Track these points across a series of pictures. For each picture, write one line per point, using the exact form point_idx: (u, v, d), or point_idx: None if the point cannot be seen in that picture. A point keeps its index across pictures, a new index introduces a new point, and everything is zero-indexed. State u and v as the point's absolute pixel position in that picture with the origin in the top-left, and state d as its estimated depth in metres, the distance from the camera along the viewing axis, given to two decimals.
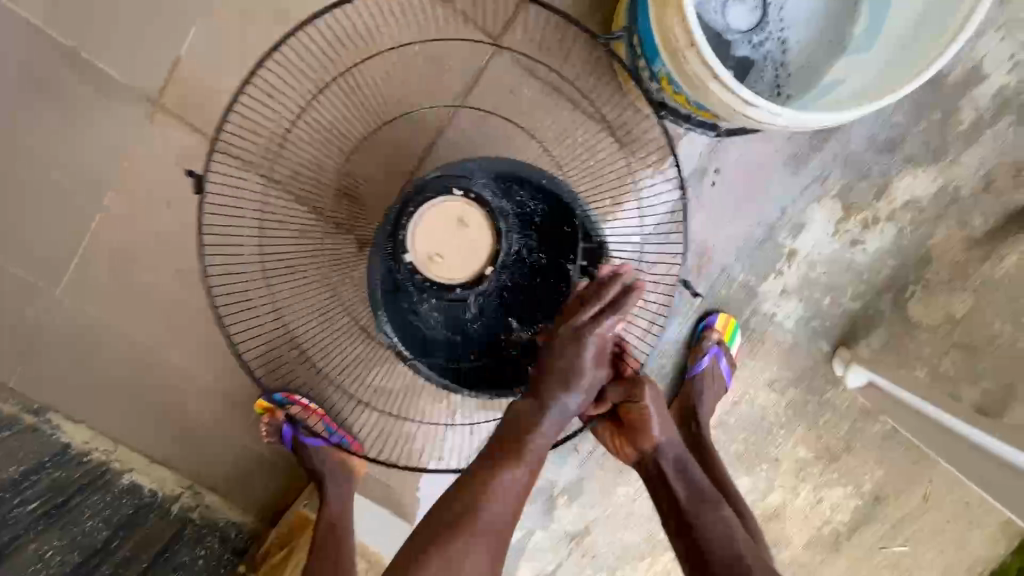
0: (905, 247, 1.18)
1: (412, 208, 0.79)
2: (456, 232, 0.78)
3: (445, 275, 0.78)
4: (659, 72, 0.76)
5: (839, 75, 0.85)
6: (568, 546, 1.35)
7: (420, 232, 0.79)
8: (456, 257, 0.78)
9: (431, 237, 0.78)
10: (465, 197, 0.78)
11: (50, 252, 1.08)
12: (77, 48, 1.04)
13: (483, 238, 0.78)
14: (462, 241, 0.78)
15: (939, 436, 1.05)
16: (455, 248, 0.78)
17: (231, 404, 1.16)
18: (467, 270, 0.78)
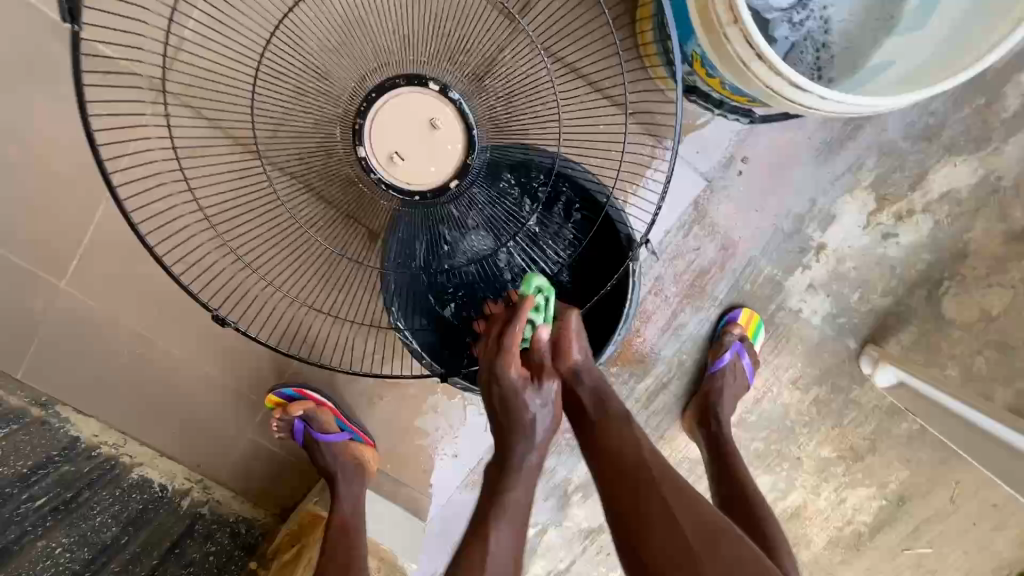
0: (940, 240, 1.12)
1: (375, 95, 0.79)
2: (422, 131, 0.80)
3: (402, 174, 0.80)
4: (691, 53, 0.71)
5: (887, 56, 0.79)
6: (581, 543, 1.32)
7: (382, 120, 0.79)
8: (417, 159, 0.80)
9: (394, 133, 0.79)
10: (434, 93, 0.79)
11: (56, 242, 1.06)
12: (77, 29, 1.00)
13: (448, 143, 0.80)
14: (427, 142, 0.80)
15: (971, 439, 1.00)
16: (417, 150, 0.80)
17: (241, 398, 1.14)
18: (430, 177, 0.80)
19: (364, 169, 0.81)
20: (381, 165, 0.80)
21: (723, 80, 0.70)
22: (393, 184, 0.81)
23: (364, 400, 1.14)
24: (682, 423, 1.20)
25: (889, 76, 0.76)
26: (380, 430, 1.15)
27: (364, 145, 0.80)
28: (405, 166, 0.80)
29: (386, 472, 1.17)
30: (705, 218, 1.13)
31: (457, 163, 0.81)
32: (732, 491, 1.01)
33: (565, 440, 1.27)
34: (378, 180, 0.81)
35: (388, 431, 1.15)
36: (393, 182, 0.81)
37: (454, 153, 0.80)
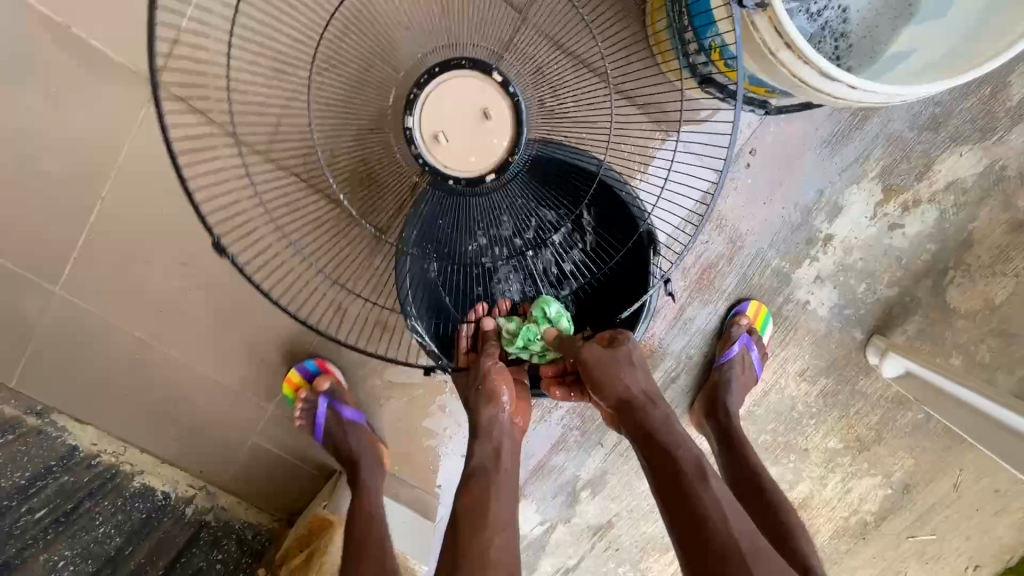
0: (945, 230, 1.12)
1: (436, 70, 0.78)
2: (474, 118, 0.78)
3: (441, 157, 0.79)
4: (710, 43, 0.72)
5: (905, 46, 0.78)
6: (591, 540, 1.32)
7: (435, 99, 0.78)
8: (461, 144, 0.78)
9: (445, 110, 0.78)
10: (495, 80, 0.77)
11: (48, 245, 1.02)
12: (66, 24, 0.96)
13: (495, 134, 0.78)
14: (475, 127, 0.78)
15: (977, 424, 1.00)
16: (461, 135, 0.78)
17: (243, 402, 1.10)
18: (464, 166, 0.78)
19: (405, 142, 0.79)
20: (421, 143, 0.79)
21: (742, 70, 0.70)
22: (431, 163, 0.79)
23: (371, 401, 1.12)
24: (691, 416, 1.20)
25: (911, 65, 0.75)
26: (388, 431, 1.13)
27: (411, 119, 0.79)
28: (444, 146, 0.78)
29: (394, 473, 1.15)
30: (712, 212, 1.12)
31: (501, 157, 0.78)
32: (743, 482, 1.01)
33: (573, 436, 1.26)
34: (417, 157, 0.79)
35: (396, 432, 1.13)
36: (428, 160, 0.79)
37: (499, 147, 0.78)
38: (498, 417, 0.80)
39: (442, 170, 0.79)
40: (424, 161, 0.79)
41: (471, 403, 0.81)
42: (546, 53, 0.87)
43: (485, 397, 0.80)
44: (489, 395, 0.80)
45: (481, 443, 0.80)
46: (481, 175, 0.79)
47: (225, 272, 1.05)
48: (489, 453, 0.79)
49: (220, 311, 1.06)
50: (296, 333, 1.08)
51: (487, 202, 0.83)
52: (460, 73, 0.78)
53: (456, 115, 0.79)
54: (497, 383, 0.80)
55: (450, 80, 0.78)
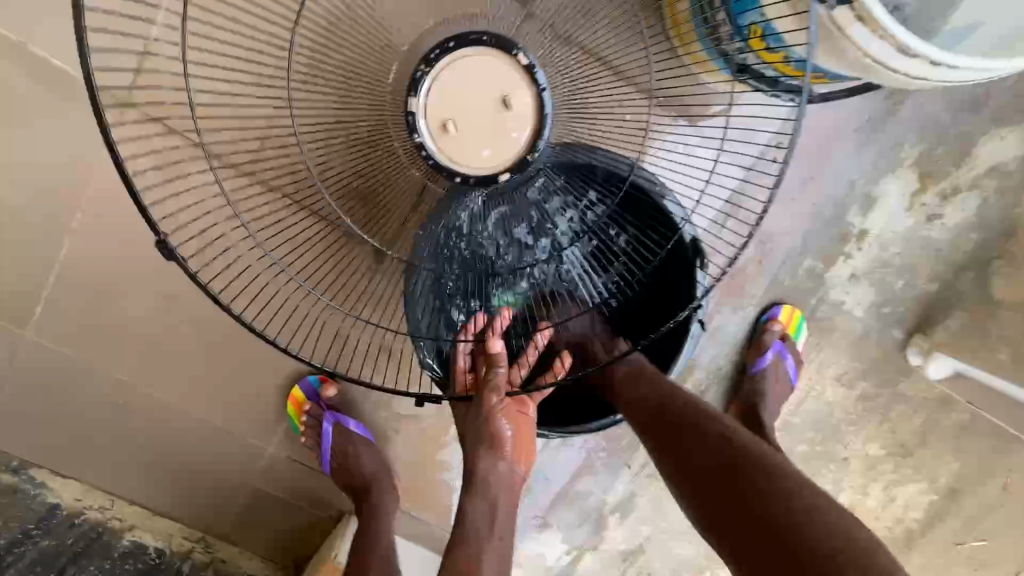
0: (988, 218, 1.05)
1: (450, 44, 0.66)
2: (489, 106, 0.67)
3: (448, 150, 0.68)
4: (749, 26, 0.65)
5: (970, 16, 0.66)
6: (621, 566, 1.23)
7: (446, 80, 0.67)
8: (472, 135, 0.67)
9: (456, 96, 0.67)
10: (514, 62, 0.66)
11: (17, 285, 0.93)
12: (23, 41, 0.86)
13: (513, 127, 0.67)
14: (489, 118, 0.67)
15: None
16: (470, 126, 0.67)
17: (240, 445, 1.01)
18: (475, 161, 0.67)
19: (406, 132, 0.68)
20: (426, 133, 0.67)
21: (789, 54, 0.64)
22: (435, 156, 0.68)
23: (380, 436, 1.03)
24: None
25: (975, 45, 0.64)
26: (399, 467, 1.04)
27: (415, 100, 0.67)
28: (450, 138, 0.67)
29: (408, 511, 1.06)
30: None
31: (518, 155, 0.68)
32: None
33: (599, 458, 1.17)
34: (420, 145, 0.68)
35: (408, 466, 1.04)
36: (436, 153, 0.68)
37: (518, 142, 0.67)
38: (499, 467, 0.75)
39: (449, 166, 0.68)
40: (429, 153, 0.68)
41: (470, 446, 0.75)
42: (567, 30, 0.74)
43: (488, 444, 0.74)
44: (491, 445, 0.74)
45: (476, 499, 0.74)
46: (495, 173, 0.68)
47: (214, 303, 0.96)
48: (484, 511, 0.74)
49: (209, 347, 0.97)
50: (295, 366, 0.99)
51: (513, 203, 0.75)
52: (476, 52, 0.66)
53: (467, 101, 0.67)
54: (497, 427, 0.73)
55: (464, 60, 0.66)
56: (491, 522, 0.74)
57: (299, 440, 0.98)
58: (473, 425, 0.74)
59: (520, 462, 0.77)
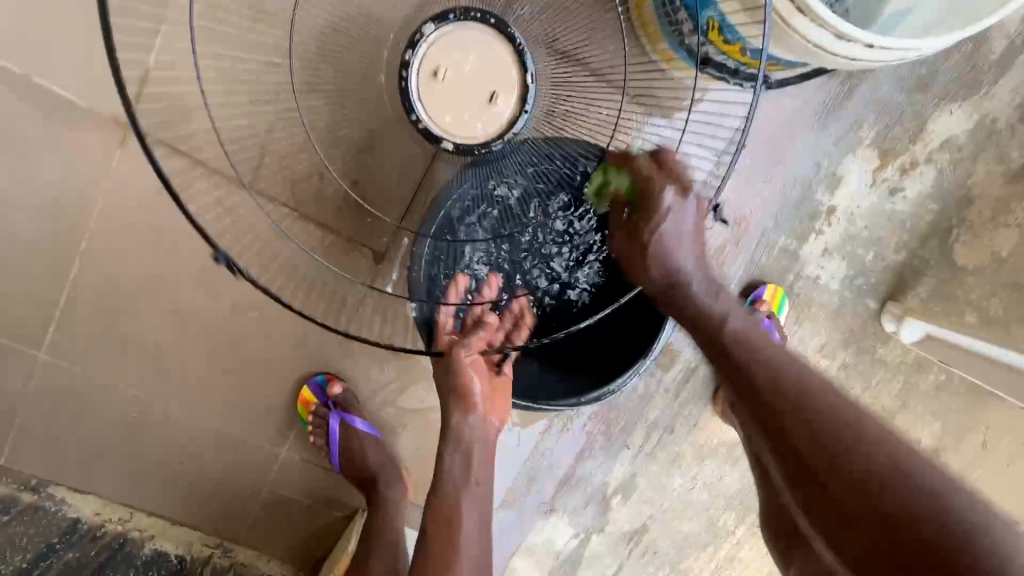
0: (944, 189, 1.12)
1: (488, 21, 0.76)
2: (479, 87, 0.77)
3: (425, 93, 0.77)
4: (707, 21, 0.73)
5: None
6: (628, 546, 1.27)
7: (461, 35, 0.76)
8: (448, 93, 0.77)
9: (462, 59, 0.77)
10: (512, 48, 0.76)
11: (31, 309, 0.96)
12: (27, 74, 0.91)
13: (497, 97, 0.76)
14: (478, 83, 0.77)
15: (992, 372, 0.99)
16: (456, 82, 0.77)
17: (254, 450, 1.04)
18: (434, 116, 0.77)
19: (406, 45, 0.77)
20: (417, 68, 0.77)
21: (744, 44, 0.72)
22: (407, 87, 0.77)
23: (388, 433, 1.06)
24: (715, 406, 1.18)
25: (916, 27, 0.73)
26: (406, 461, 1.08)
27: (430, 30, 0.76)
28: (434, 82, 0.77)
29: (419, 505, 1.09)
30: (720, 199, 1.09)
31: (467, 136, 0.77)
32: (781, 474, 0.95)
33: (599, 442, 1.22)
34: (405, 87, 0.77)
35: (416, 460, 1.08)
36: (411, 87, 0.77)
37: (473, 129, 0.77)
38: (469, 421, 0.84)
39: (413, 101, 0.77)
40: (405, 79, 0.77)
41: (443, 400, 0.85)
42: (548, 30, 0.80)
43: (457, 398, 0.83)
44: (459, 400, 0.83)
45: (451, 451, 0.85)
46: (440, 135, 0.77)
47: (221, 315, 0.99)
48: (460, 464, 0.85)
49: (219, 355, 1.01)
50: (302, 370, 1.03)
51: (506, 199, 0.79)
52: (497, 38, 0.76)
53: (463, 68, 0.77)
54: (467, 387, 0.82)
55: (488, 39, 0.76)
56: (465, 468, 0.85)
57: (309, 439, 1.02)
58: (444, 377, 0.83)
59: (489, 416, 0.86)
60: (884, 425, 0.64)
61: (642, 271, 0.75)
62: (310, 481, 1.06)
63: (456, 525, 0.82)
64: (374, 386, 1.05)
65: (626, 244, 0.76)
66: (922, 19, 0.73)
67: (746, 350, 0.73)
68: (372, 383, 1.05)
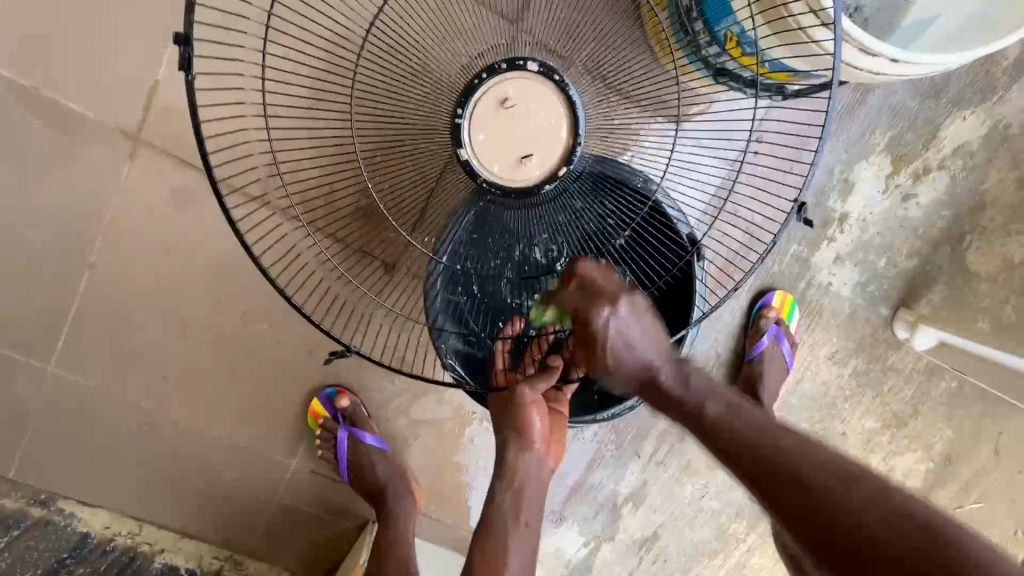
0: (957, 196, 1.11)
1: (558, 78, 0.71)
2: (526, 135, 0.72)
3: (481, 114, 0.72)
4: (723, 34, 0.73)
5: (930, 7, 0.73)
6: (638, 554, 1.26)
7: (539, 84, 0.71)
8: (502, 120, 0.72)
9: (532, 99, 0.72)
10: (555, 85, 0.71)
11: (39, 322, 0.95)
12: (35, 86, 0.90)
13: (547, 141, 0.72)
14: (533, 131, 0.72)
15: None
16: (513, 125, 0.72)
17: (263, 462, 1.03)
18: (478, 135, 0.72)
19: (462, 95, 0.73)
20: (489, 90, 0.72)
21: (762, 56, 0.70)
22: (477, 91, 0.72)
23: (398, 443, 1.06)
24: None
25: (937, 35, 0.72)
26: (416, 472, 1.07)
27: (533, 68, 0.71)
28: (495, 116, 0.72)
29: (429, 515, 1.08)
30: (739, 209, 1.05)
31: (489, 170, 0.73)
32: None
33: (609, 451, 1.22)
34: (472, 90, 0.72)
35: (426, 471, 1.07)
36: (475, 104, 0.72)
37: (491, 167, 0.73)
38: (526, 456, 0.78)
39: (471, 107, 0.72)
40: (479, 81, 0.72)
41: (500, 435, 0.79)
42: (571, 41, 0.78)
43: (514, 434, 0.78)
44: (520, 435, 0.77)
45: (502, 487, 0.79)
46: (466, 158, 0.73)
47: (231, 326, 0.99)
48: (512, 499, 0.79)
49: (227, 366, 1.00)
50: (311, 382, 1.02)
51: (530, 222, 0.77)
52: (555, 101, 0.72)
53: (524, 116, 0.72)
54: (528, 415, 0.76)
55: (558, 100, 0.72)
56: (518, 510, 0.78)
57: (318, 451, 1.01)
58: (505, 409, 0.78)
59: (547, 453, 0.80)
60: (885, 484, 0.52)
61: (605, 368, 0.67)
62: (320, 492, 1.05)
63: (505, 559, 0.75)
64: (384, 397, 1.05)
65: (587, 356, 0.68)
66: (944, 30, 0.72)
67: (747, 422, 0.62)
68: (383, 395, 1.05)
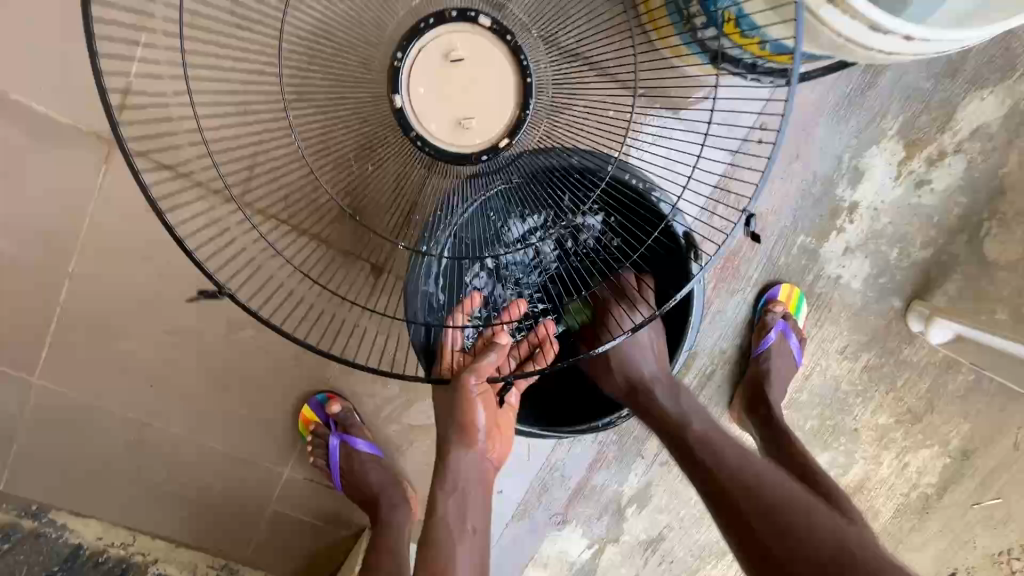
0: (975, 181, 1.05)
1: (510, 38, 0.70)
2: (467, 95, 0.71)
3: (422, 69, 0.71)
4: (721, 13, 0.68)
5: None
6: (643, 555, 1.23)
7: (485, 43, 0.70)
8: (444, 78, 0.71)
9: (476, 61, 0.70)
10: (506, 47, 0.70)
11: (22, 331, 0.94)
12: (6, 91, 0.87)
13: (490, 103, 0.71)
14: (479, 90, 0.71)
15: None
16: (460, 81, 0.71)
17: (256, 470, 1.01)
18: (417, 89, 0.71)
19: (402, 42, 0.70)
20: (434, 46, 0.70)
21: (763, 37, 0.66)
22: (420, 44, 0.70)
23: (392, 449, 1.03)
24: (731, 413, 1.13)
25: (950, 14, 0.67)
26: (412, 476, 1.04)
27: (485, 24, 0.69)
28: (439, 67, 0.71)
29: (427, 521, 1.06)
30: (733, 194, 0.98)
31: (425, 128, 0.71)
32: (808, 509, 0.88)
33: (612, 451, 1.18)
34: (417, 44, 0.70)
35: (423, 476, 1.04)
36: (415, 58, 0.70)
37: (432, 127, 0.71)
38: (466, 453, 0.74)
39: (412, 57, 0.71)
40: (422, 31, 0.70)
41: (442, 429, 0.75)
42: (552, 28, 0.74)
43: (456, 426, 0.73)
44: (461, 428, 0.73)
45: (441, 491, 0.74)
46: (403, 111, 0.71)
47: (218, 334, 0.96)
48: (453, 497, 0.74)
49: (215, 374, 0.98)
50: (302, 388, 1.00)
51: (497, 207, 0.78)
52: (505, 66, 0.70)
53: (468, 78, 0.71)
54: (471, 413, 0.71)
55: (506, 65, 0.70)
56: (461, 512, 0.74)
57: (310, 458, 0.99)
58: (447, 406, 0.73)
59: (490, 450, 0.77)
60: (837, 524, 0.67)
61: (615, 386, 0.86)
62: (315, 499, 1.03)
63: (449, 557, 0.71)
64: (377, 403, 1.02)
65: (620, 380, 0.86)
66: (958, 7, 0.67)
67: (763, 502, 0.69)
68: (376, 400, 1.02)
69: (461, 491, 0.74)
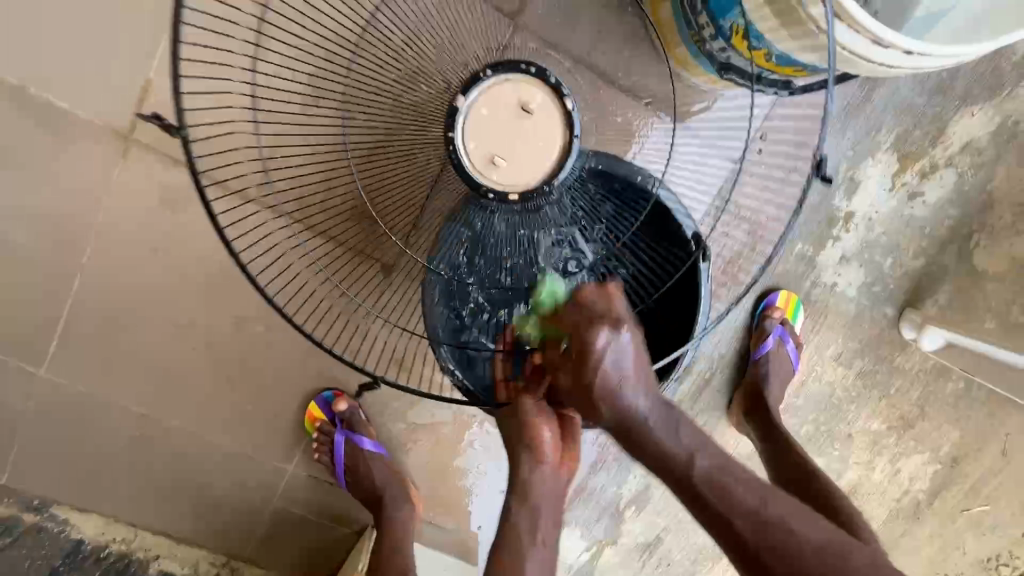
0: (966, 194, 1.09)
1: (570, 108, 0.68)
2: (514, 134, 0.67)
3: (489, 95, 0.67)
4: (731, 26, 0.72)
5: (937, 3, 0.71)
6: (641, 558, 1.24)
7: (553, 104, 0.67)
8: (503, 113, 0.67)
9: (539, 116, 0.67)
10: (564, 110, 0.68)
11: (30, 325, 0.94)
12: (24, 85, 0.88)
13: (533, 152, 0.67)
14: (526, 136, 0.67)
15: None
16: (516, 123, 0.67)
17: (261, 467, 1.02)
18: (476, 109, 0.67)
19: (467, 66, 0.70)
20: (507, 84, 0.67)
21: (769, 49, 0.70)
22: (496, 73, 0.67)
23: (396, 447, 1.04)
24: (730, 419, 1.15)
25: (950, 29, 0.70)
26: (415, 475, 1.05)
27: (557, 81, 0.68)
28: (508, 103, 0.67)
29: (431, 521, 1.06)
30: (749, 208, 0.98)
31: (462, 149, 0.67)
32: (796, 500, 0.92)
33: (612, 453, 1.20)
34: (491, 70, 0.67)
35: (427, 475, 1.05)
36: (485, 88, 0.67)
37: (468, 149, 0.67)
38: (540, 474, 0.69)
39: (486, 81, 0.67)
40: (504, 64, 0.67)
41: (511, 452, 0.70)
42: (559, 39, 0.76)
43: (526, 448, 0.68)
44: (531, 449, 0.68)
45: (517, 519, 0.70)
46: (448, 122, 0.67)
47: (226, 329, 0.97)
48: (528, 515, 0.70)
49: (225, 371, 0.98)
50: (307, 385, 1.01)
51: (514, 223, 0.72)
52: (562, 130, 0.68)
53: (523, 126, 0.67)
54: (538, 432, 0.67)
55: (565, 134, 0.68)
56: (535, 533, 0.70)
57: (314, 455, 1.00)
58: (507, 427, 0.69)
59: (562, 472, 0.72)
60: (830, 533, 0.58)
61: (592, 409, 0.57)
62: (317, 497, 1.03)
63: None
64: (382, 401, 1.03)
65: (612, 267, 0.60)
66: (956, 25, 0.70)
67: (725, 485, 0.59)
68: (381, 399, 1.03)
69: (535, 513, 0.70)
